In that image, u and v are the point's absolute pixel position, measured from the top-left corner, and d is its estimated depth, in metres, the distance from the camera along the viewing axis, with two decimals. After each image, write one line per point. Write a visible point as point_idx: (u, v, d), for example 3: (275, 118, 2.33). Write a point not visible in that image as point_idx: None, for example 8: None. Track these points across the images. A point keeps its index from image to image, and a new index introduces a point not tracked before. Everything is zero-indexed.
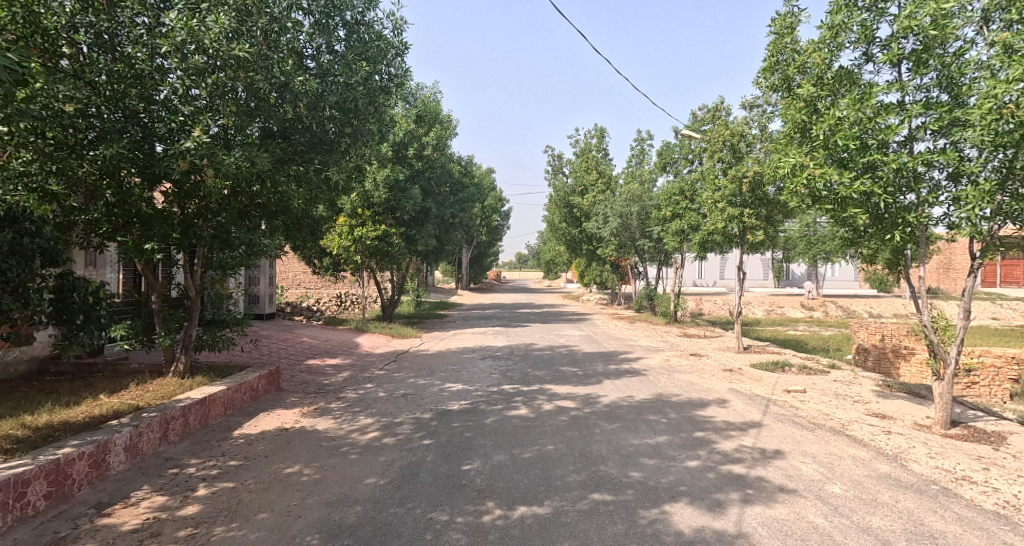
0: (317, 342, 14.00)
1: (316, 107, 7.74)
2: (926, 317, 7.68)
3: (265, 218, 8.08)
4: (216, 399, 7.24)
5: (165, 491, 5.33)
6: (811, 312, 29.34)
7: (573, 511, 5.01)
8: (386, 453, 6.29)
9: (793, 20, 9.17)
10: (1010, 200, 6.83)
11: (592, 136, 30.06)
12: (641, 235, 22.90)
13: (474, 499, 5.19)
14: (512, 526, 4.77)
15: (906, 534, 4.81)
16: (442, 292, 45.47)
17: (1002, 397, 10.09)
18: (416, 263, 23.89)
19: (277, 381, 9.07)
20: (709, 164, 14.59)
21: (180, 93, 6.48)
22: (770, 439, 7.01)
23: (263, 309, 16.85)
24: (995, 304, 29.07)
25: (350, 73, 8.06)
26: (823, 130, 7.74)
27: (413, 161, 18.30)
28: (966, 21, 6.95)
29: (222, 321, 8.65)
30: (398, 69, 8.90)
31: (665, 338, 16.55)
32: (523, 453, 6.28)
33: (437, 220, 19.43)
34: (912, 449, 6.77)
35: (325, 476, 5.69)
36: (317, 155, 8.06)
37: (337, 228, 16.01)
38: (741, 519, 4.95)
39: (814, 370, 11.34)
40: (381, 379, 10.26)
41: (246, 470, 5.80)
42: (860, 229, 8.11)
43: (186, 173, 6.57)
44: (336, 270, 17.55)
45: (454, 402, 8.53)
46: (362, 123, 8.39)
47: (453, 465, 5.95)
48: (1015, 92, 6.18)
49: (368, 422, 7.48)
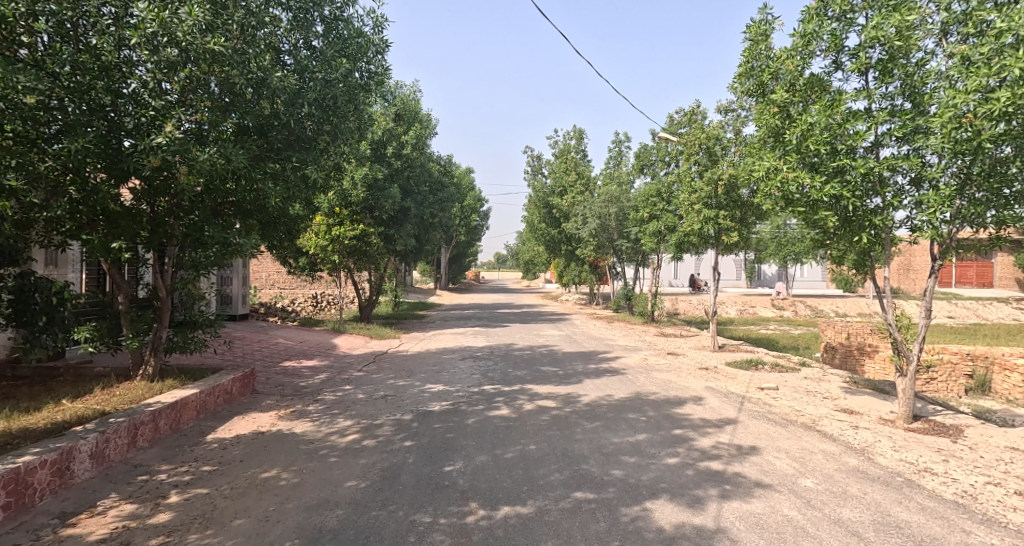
0: (295, 344, 14.03)
1: (295, 104, 7.83)
2: (890, 317, 7.92)
3: (239, 216, 8.11)
4: (187, 402, 7.28)
5: (135, 498, 5.39)
6: (781, 311, 29.86)
7: (556, 510, 5.18)
8: (366, 456, 6.40)
9: (767, 27, 9.48)
10: (968, 204, 7.04)
11: (571, 137, 30.34)
12: (620, 236, 23.21)
13: (457, 500, 5.34)
14: (495, 526, 4.92)
15: (874, 524, 5.06)
16: (421, 292, 45.04)
17: (958, 393, 10.43)
18: (394, 264, 23.91)
19: (252, 383, 9.12)
20: (685, 166, 14.95)
21: (151, 86, 6.58)
22: (745, 435, 7.27)
23: (236, 310, 16.78)
24: (950, 303, 30.07)
25: (329, 70, 8.13)
26: (795, 135, 8.05)
27: (392, 159, 18.38)
28: (926, 33, 7.28)
29: (195, 321, 8.66)
30: (379, 67, 9.06)
31: (642, 337, 16.88)
32: (505, 454, 6.44)
33: (416, 220, 19.58)
34: (878, 442, 7.08)
35: (304, 480, 5.79)
36: (294, 153, 8.09)
37: (314, 227, 15.82)
38: (719, 514, 5.16)
39: (786, 368, 11.66)
40: (359, 380, 10.35)
41: (220, 476, 5.88)
42: (829, 231, 8.46)
43: (157, 169, 6.64)
44: (312, 270, 17.31)
45: (435, 402, 8.68)
46: (341, 120, 8.52)
47: (436, 466, 6.10)
48: (973, 102, 6.40)
49: (347, 424, 7.58)
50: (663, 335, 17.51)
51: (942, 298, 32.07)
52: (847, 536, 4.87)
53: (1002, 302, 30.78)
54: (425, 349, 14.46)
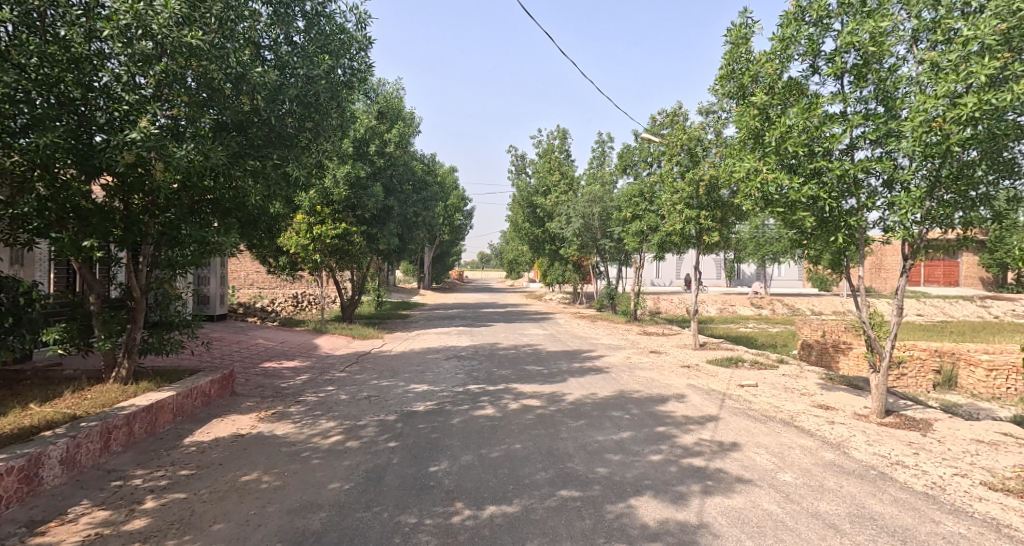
0: (275, 345, 14.00)
1: (275, 100, 7.92)
2: (864, 314, 8.16)
3: (218, 215, 8.07)
4: (164, 405, 7.31)
5: (108, 505, 5.42)
6: (760, 309, 30.29)
7: (542, 508, 5.31)
8: (350, 457, 6.49)
9: (747, 31, 9.70)
10: (936, 205, 7.25)
11: (555, 137, 30.52)
12: (603, 236, 23.41)
13: (443, 501, 5.45)
14: (481, 526, 5.03)
15: (850, 517, 5.24)
16: (405, 292, 44.83)
17: (926, 388, 10.65)
18: (377, 264, 23.89)
19: (231, 385, 9.15)
20: (668, 166, 15.17)
21: (124, 80, 6.65)
22: (726, 431, 7.45)
23: (214, 310, 16.69)
24: (920, 301, 30.75)
25: (311, 66, 8.26)
26: (774, 137, 8.24)
27: (374, 157, 18.39)
28: (898, 39, 7.51)
29: (171, 321, 8.62)
30: (362, 63, 9.15)
31: (625, 336, 17.07)
32: (491, 453, 6.56)
33: (399, 219, 19.63)
34: (853, 437, 7.31)
35: (285, 482, 5.86)
36: (276, 150, 8.16)
37: (294, 226, 15.71)
38: (702, 509, 5.31)
39: (765, 365, 11.91)
40: (341, 381, 10.40)
41: (198, 480, 5.92)
42: (806, 231, 8.68)
43: (132, 166, 6.65)
44: (293, 270, 17.24)
45: (420, 403, 8.77)
46: (323, 118, 8.61)
47: (421, 466, 6.20)
48: (942, 107, 6.55)
49: (330, 426, 7.65)
50: (646, 334, 17.73)
51: (914, 296, 32.78)
52: (825, 528, 5.05)
53: (970, 300, 31.54)
54: (409, 348, 14.52)
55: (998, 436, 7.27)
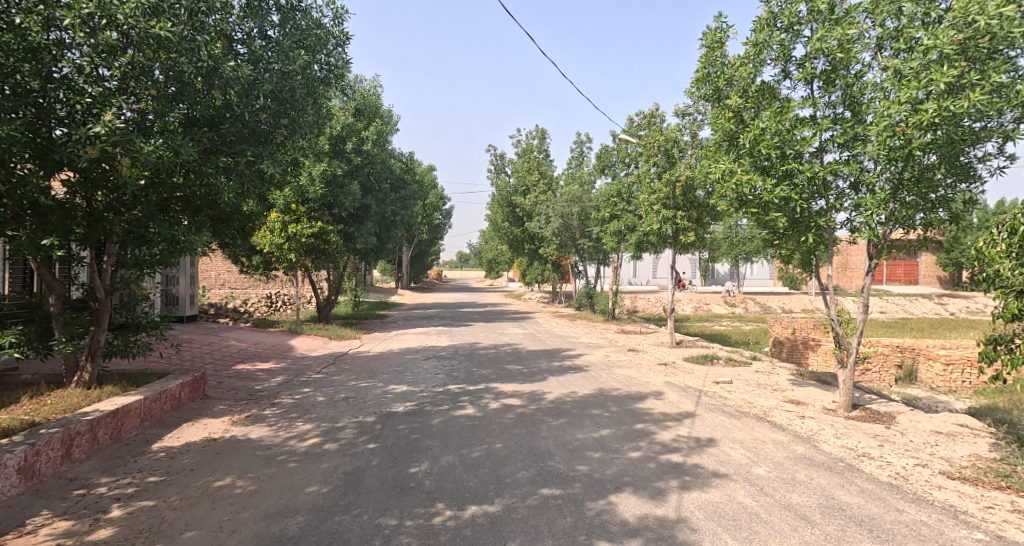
0: (248, 346, 13.96)
1: (249, 96, 7.88)
2: (832, 312, 8.43)
3: (188, 212, 8.06)
4: (130, 410, 7.27)
5: (72, 514, 5.37)
6: (734, 308, 30.80)
7: (523, 507, 5.45)
8: (327, 460, 6.56)
9: (722, 35, 9.95)
10: (899, 207, 7.59)
11: (534, 137, 30.72)
12: (582, 235, 23.64)
13: (423, 502, 5.55)
14: (462, 526, 5.14)
15: (820, 508, 5.48)
16: (383, 292, 44.61)
17: (888, 382, 11.05)
18: (354, 264, 23.86)
19: (201, 389, 9.12)
20: (645, 167, 15.43)
21: (86, 71, 6.54)
22: (703, 428, 7.68)
23: (184, 311, 16.51)
24: (882, 299, 31.38)
25: (287, 61, 8.20)
26: (748, 139, 8.49)
27: (351, 155, 18.37)
28: (864, 47, 7.79)
29: (138, 323, 8.42)
30: (338, 60, 9.07)
31: (605, 335, 17.30)
32: (471, 453, 6.69)
33: (376, 217, 19.65)
34: (822, 430, 7.58)
35: (260, 488, 5.90)
36: (249, 146, 8.13)
37: (269, 224, 15.50)
38: (680, 504, 5.50)
39: (739, 362, 12.22)
40: (318, 383, 10.45)
41: (168, 487, 5.91)
42: (779, 231, 8.96)
43: (95, 160, 6.51)
44: (266, 270, 17.09)
45: (399, 403, 8.87)
46: (299, 114, 8.53)
47: (400, 468, 6.30)
48: (905, 112, 6.81)
49: (307, 428, 7.71)
50: (624, 332, 17.99)
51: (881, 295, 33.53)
52: (796, 519, 5.27)
53: (928, 297, 32.41)
54: (388, 349, 14.58)
55: (956, 427, 7.59)
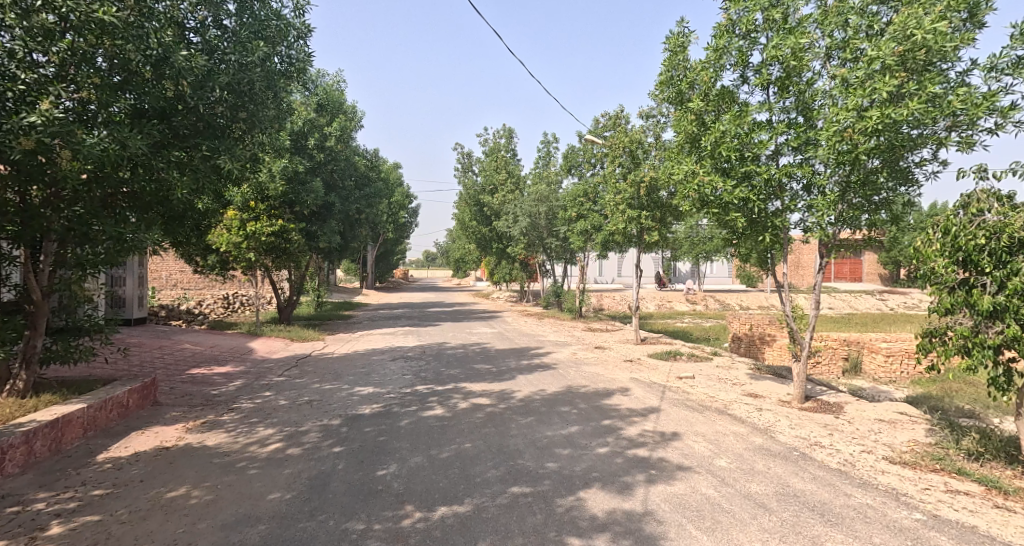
0: (203, 350, 13.74)
1: (204, 87, 7.41)
2: (787, 309, 8.82)
3: (136, 209, 7.68)
4: (71, 420, 6.97)
5: (6, 534, 5.18)
6: (695, 305, 31.53)
7: (493, 506, 5.62)
8: (290, 466, 6.59)
9: (684, 40, 10.26)
10: (848, 208, 8.02)
11: (501, 136, 30.91)
12: (549, 235, 23.95)
13: (392, 505, 5.65)
14: (432, 527, 5.27)
15: (777, 495, 5.80)
16: (348, 293, 44.15)
17: (836, 374, 11.60)
18: (317, 263, 23.72)
19: (152, 395, 8.85)
20: (611, 168, 15.75)
21: (19, 56, 6.08)
22: (667, 422, 7.99)
23: (131, 313, 16.09)
24: (829, 296, 32.53)
25: (244, 52, 7.73)
26: (710, 142, 8.82)
27: (313, 151, 18.22)
28: (815, 55, 8.19)
29: (80, 327, 7.94)
30: (299, 52, 8.67)
31: (572, 332, 17.61)
32: (441, 454, 6.85)
33: (340, 215, 19.59)
34: (778, 421, 7.95)
35: (218, 496, 5.85)
36: (204, 140, 7.61)
37: (226, 222, 15.26)
38: (646, 497, 5.75)
39: (701, 357, 12.65)
40: (279, 387, 10.42)
41: (115, 500, 5.77)
42: (737, 231, 9.33)
43: (31, 152, 5.97)
44: (221, 269, 16.48)
45: (365, 406, 8.95)
46: (259, 107, 8.10)
47: (368, 471, 6.39)
48: (852, 119, 7.12)
49: (268, 433, 7.70)
50: (590, 330, 18.34)
51: (834, 292, 34.71)
52: (755, 507, 5.58)
53: (871, 294, 33.76)
54: (354, 350, 14.61)
55: (897, 415, 8.05)
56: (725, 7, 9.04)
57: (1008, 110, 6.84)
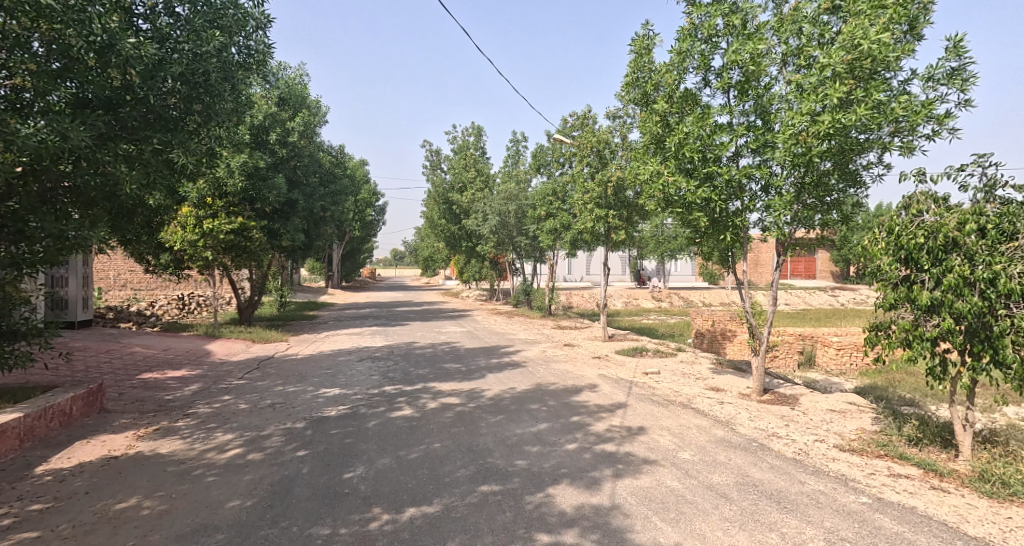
0: (155, 353, 13.44)
1: (156, 77, 6.84)
2: (746, 305, 9.14)
3: (80, 205, 6.88)
4: (6, 431, 6.74)
5: None
6: (660, 302, 32.08)
7: (462, 505, 5.74)
8: (251, 471, 6.57)
9: (649, 42, 10.51)
10: (803, 208, 8.35)
11: (469, 134, 30.97)
12: (518, 233, 24.16)
13: (360, 508, 5.72)
14: (401, 529, 5.35)
15: (738, 485, 6.06)
16: (313, 292, 43.57)
17: (791, 366, 11.89)
18: (280, 262, 23.47)
19: (99, 402, 8.60)
20: (579, 167, 16.00)
21: None
22: (633, 417, 8.23)
23: (74, 315, 15.44)
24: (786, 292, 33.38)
25: (198, 42, 7.28)
26: (674, 143, 9.06)
27: (275, 147, 18.00)
28: (772, 61, 8.51)
29: (15, 331, 6.77)
30: (258, 44, 8.19)
31: (541, 331, 17.84)
32: (409, 455, 6.95)
33: (304, 213, 19.42)
34: (738, 414, 8.26)
35: (171, 506, 5.79)
36: (156, 133, 6.95)
37: (180, 219, 15.02)
38: (613, 492, 5.96)
39: (666, 353, 12.98)
40: (238, 390, 10.33)
41: (57, 514, 5.65)
42: (700, 230, 9.62)
43: None
44: (175, 268, 16.22)
45: (331, 408, 8.98)
46: (215, 100, 7.55)
47: (335, 474, 6.45)
48: (807, 122, 7.49)
49: (227, 438, 7.65)
50: (559, 328, 18.60)
51: (792, 288, 35.67)
52: (717, 497, 5.83)
53: (823, 291, 34.84)
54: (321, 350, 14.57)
55: (846, 405, 8.44)
56: (688, 12, 9.31)
57: (943, 118, 7.24)
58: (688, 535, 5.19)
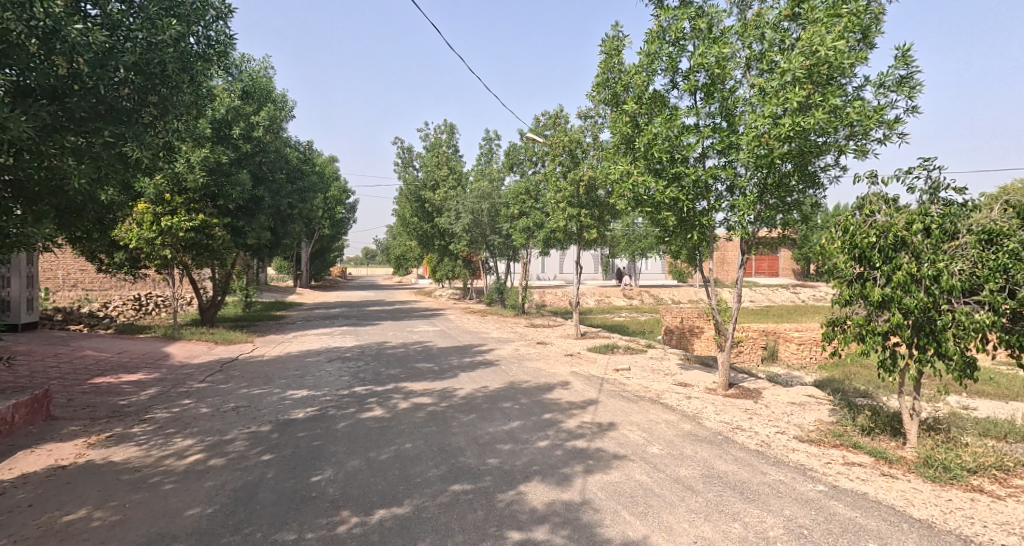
0: (109, 356, 13.18)
1: (106, 66, 6.44)
2: (712, 302, 9.38)
3: (21, 199, 6.64)
4: None
5: None
6: (632, 300, 32.49)
7: (434, 505, 5.83)
8: (212, 477, 6.55)
9: (619, 43, 10.70)
10: (766, 208, 8.61)
11: (442, 132, 30.93)
12: (491, 231, 24.28)
13: (328, 512, 5.76)
14: (371, 531, 5.42)
15: (704, 477, 6.26)
16: (282, 293, 42.94)
17: (754, 360, 12.35)
18: (244, 261, 23.17)
19: (45, 409, 8.44)
20: (551, 167, 16.18)
21: None
22: (604, 413, 8.40)
23: (18, 318, 15.00)
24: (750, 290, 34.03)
25: (153, 30, 6.85)
26: (643, 143, 9.24)
27: (238, 142, 17.70)
28: (736, 65, 8.75)
29: None
30: (219, 34, 7.98)
31: (514, 329, 17.97)
32: (380, 456, 7.01)
33: (270, 210, 19.22)
34: (705, 408, 8.50)
35: (125, 516, 5.75)
36: (107, 125, 6.50)
37: (136, 216, 14.78)
38: (584, 487, 6.11)
39: (636, 350, 13.22)
40: (199, 394, 10.23)
41: (4, 527, 5.56)
42: (668, 229, 9.84)
43: None
44: (130, 267, 16.01)
45: (298, 410, 8.98)
46: (172, 91, 7.28)
47: (302, 478, 6.48)
48: (768, 125, 7.74)
49: (187, 444, 7.59)
50: (533, 326, 18.77)
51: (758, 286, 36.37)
52: (684, 489, 6.02)
53: (785, 288, 35.64)
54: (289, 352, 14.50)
55: (806, 398, 8.74)
56: (656, 15, 9.50)
57: (893, 123, 7.55)
58: (656, 527, 5.36)
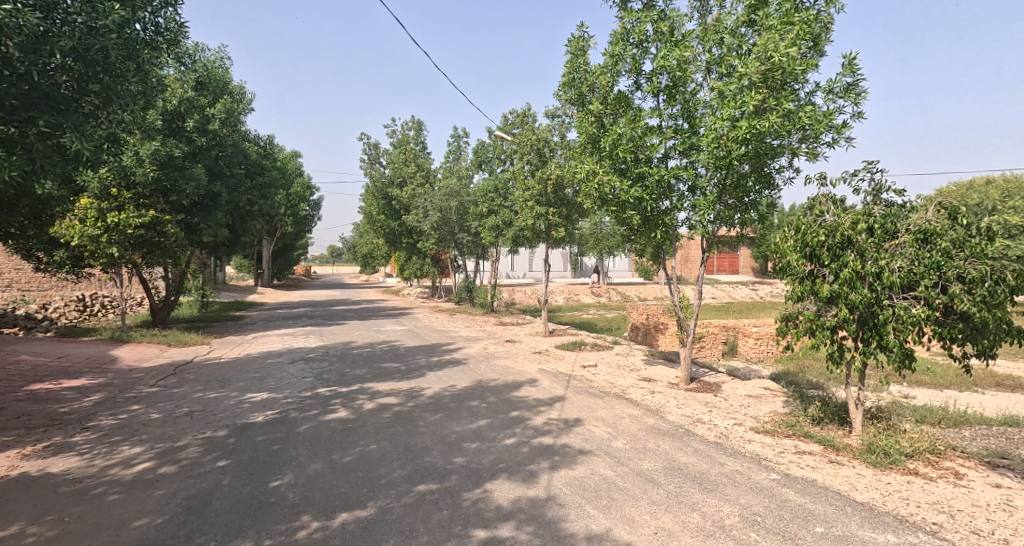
0: (50, 361, 12.86)
1: (41, 51, 6.23)
2: (675, 299, 9.63)
3: None
4: None
5: None
6: (599, 298, 32.88)
7: (399, 506, 5.91)
8: (161, 486, 6.51)
9: (584, 43, 10.89)
10: (725, 208, 8.88)
11: (410, 128, 30.81)
12: (460, 229, 24.33)
13: (287, 517, 5.80)
14: (332, 535, 5.48)
15: (666, 470, 6.46)
16: (244, 293, 42.24)
17: (715, 354, 12.70)
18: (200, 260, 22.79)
19: None
20: (519, 165, 16.31)
21: None
22: (570, 409, 8.57)
23: None
24: (713, 287, 34.70)
25: (94, 14, 6.65)
26: (608, 143, 9.42)
27: (191, 134, 17.09)
28: (697, 68, 8.98)
29: None
30: (166, 22, 7.80)
31: (482, 327, 18.08)
32: (343, 458, 7.06)
33: (227, 206, 18.89)
34: (667, 402, 8.73)
35: (64, 530, 5.68)
36: (43, 114, 6.28)
37: (78, 212, 14.36)
38: (550, 483, 6.25)
39: (603, 346, 13.45)
40: (151, 399, 10.09)
41: None
42: (634, 228, 10.06)
43: None
44: (73, 264, 15.59)
45: (257, 414, 8.95)
46: (115, 80, 7.01)
47: (261, 483, 6.49)
48: (727, 127, 7.99)
49: (133, 452, 7.51)
50: (501, 324, 18.91)
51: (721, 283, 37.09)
52: (646, 482, 6.20)
53: (745, 285, 36.46)
54: (251, 353, 14.37)
55: (763, 390, 9.04)
56: (620, 17, 9.70)
57: (841, 128, 7.87)
58: (619, 519, 5.53)
